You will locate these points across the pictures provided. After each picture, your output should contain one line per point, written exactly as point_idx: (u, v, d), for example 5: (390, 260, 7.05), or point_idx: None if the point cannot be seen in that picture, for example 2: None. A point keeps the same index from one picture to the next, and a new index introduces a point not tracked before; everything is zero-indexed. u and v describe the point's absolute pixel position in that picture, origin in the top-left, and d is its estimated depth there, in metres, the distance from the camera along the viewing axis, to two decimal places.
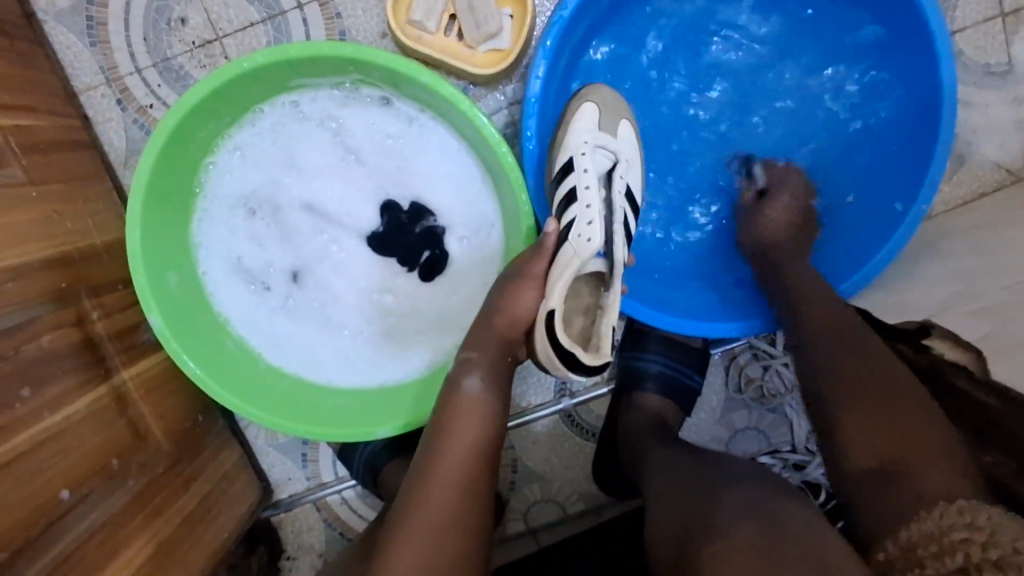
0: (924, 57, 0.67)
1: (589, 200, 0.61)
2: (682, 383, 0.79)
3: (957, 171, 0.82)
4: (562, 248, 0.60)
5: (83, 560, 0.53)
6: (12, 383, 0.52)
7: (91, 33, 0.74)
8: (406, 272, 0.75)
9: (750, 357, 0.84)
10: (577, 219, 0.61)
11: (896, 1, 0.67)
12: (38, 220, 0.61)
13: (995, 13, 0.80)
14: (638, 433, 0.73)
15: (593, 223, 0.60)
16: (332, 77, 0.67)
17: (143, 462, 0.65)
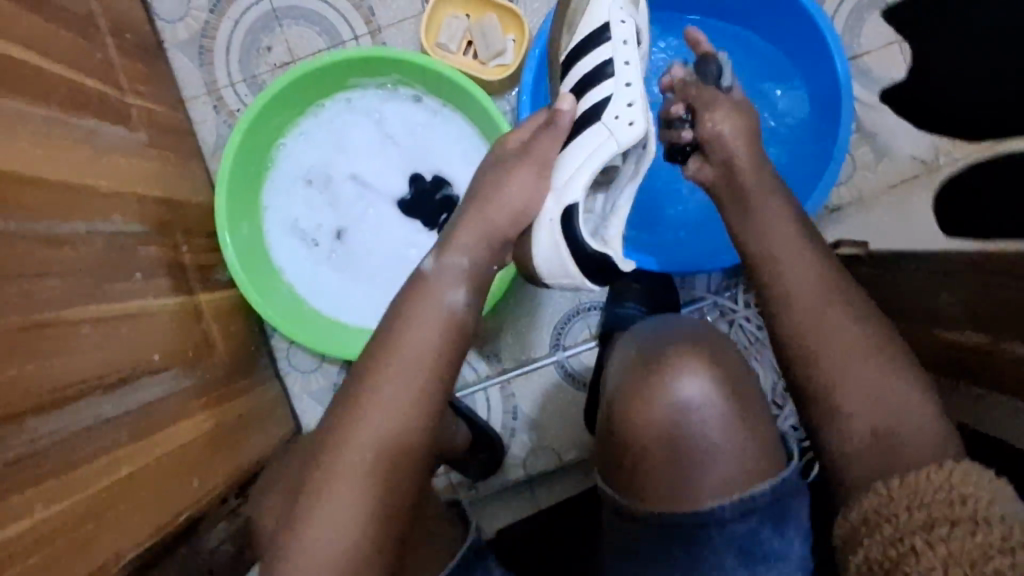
0: (825, 55, 0.86)
1: (625, 88, 0.73)
2: None
3: (880, 162, 0.96)
4: (592, 132, 0.72)
5: (159, 409, 0.69)
6: (125, 273, 0.70)
7: (201, 57, 0.98)
8: (426, 231, 0.94)
9: (717, 313, 0.98)
10: (616, 97, 0.72)
11: (795, 14, 0.88)
12: (153, 171, 0.82)
13: (892, 39, 0.95)
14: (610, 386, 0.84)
15: (631, 110, 0.72)
16: (377, 78, 0.90)
17: (207, 364, 0.81)
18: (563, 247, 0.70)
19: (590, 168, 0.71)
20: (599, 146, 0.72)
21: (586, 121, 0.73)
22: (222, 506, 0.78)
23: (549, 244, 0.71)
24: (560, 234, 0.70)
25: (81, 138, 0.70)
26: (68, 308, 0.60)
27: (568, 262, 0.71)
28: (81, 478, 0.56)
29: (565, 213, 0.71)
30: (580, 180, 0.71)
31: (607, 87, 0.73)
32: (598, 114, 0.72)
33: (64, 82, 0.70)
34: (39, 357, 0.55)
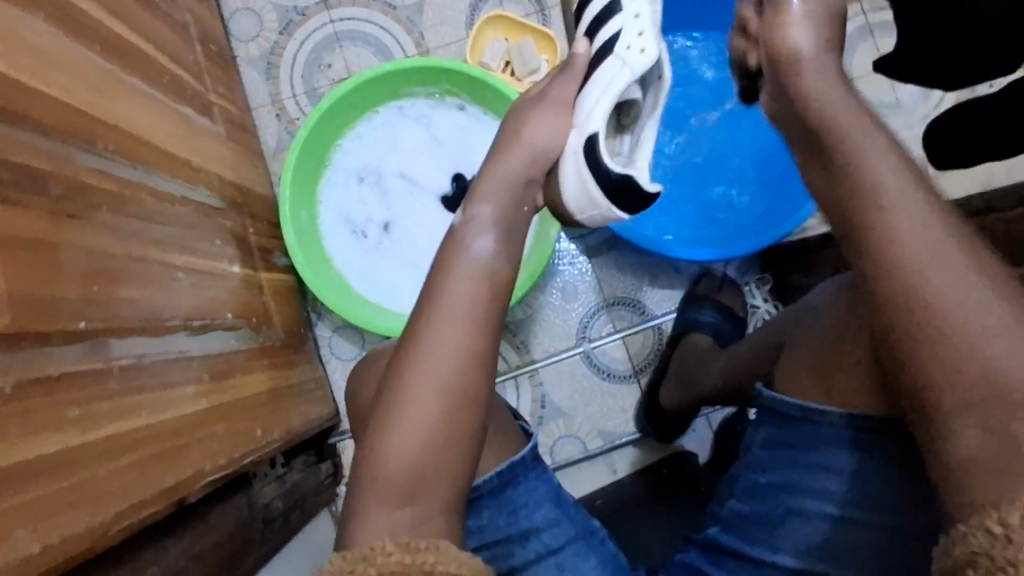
0: None
1: (639, 18, 0.70)
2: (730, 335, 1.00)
3: None
4: (607, 64, 0.69)
5: (231, 360, 0.75)
6: (208, 237, 0.78)
7: (268, 71, 1.09)
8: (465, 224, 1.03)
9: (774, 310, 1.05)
10: (626, 32, 0.70)
11: None
12: (228, 159, 0.91)
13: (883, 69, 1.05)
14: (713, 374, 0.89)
15: (644, 36, 0.69)
16: (429, 87, 1.01)
17: (267, 332, 0.88)
18: (588, 180, 0.68)
19: (609, 99, 0.68)
20: (614, 77, 0.69)
21: (602, 54, 0.70)
22: (271, 471, 0.83)
23: (575, 184, 0.69)
24: (585, 168, 0.68)
25: (178, 118, 0.79)
26: (167, 253, 0.68)
27: (596, 194, 0.68)
28: (172, 399, 0.62)
29: (588, 146, 0.68)
30: (599, 108, 0.68)
31: (618, 20, 0.70)
32: (611, 46, 0.70)
33: (168, 72, 0.80)
34: (146, 287, 0.62)
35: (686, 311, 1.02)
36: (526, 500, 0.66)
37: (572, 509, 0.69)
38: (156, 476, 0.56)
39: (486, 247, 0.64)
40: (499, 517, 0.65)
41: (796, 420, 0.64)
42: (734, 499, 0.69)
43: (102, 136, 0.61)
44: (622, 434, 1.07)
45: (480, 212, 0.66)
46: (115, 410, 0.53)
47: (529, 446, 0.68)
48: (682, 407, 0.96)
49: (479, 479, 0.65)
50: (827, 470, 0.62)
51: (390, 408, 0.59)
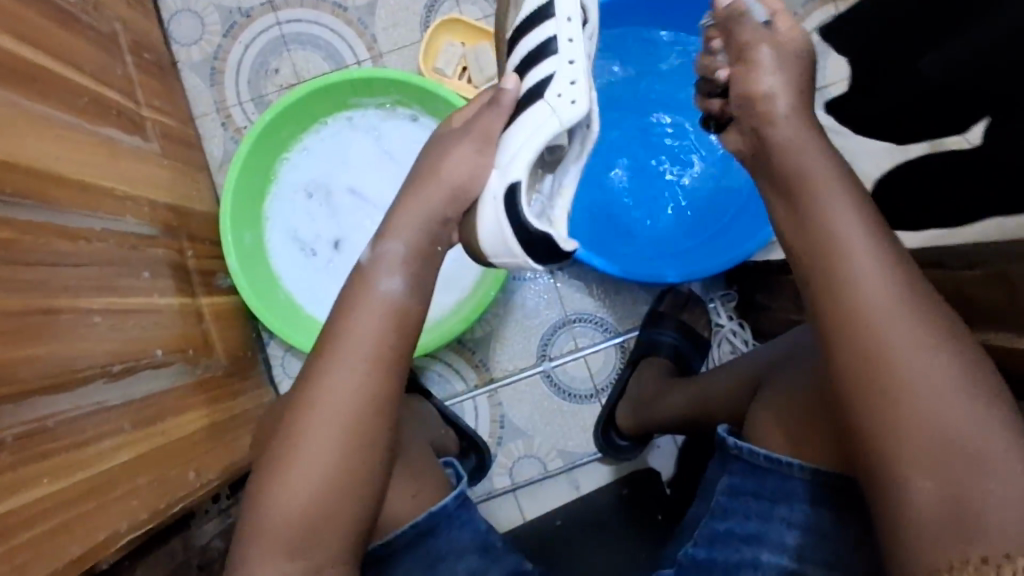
0: None
1: (575, 65, 0.66)
2: (685, 353, 0.99)
3: None
4: (534, 109, 0.66)
5: (161, 401, 0.72)
6: (134, 270, 0.74)
7: (211, 78, 1.04)
8: None
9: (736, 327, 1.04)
10: (560, 77, 0.66)
11: None
12: (163, 179, 0.87)
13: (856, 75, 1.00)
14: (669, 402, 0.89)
15: (576, 84, 0.65)
16: (378, 98, 0.96)
17: (207, 362, 0.84)
18: (505, 224, 0.65)
19: (532, 148, 0.65)
20: (542, 124, 0.65)
21: (531, 98, 0.67)
22: (212, 507, 0.80)
23: (493, 228, 0.66)
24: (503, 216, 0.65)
25: (100, 143, 0.74)
26: (80, 297, 0.63)
27: (511, 239, 0.65)
28: (85, 457, 0.58)
29: (509, 193, 0.65)
30: (522, 156, 0.65)
31: (550, 63, 0.67)
32: (542, 91, 0.66)
33: (87, 92, 0.75)
34: (54, 339, 0.58)
35: (647, 331, 1.00)
36: (445, 553, 0.67)
37: (501, 554, 0.69)
38: (59, 550, 0.53)
39: (395, 289, 0.66)
40: (418, 568, 0.66)
41: (762, 469, 0.61)
42: (689, 543, 0.66)
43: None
44: (583, 454, 1.04)
45: (392, 249, 0.67)
46: (12, 485, 0.50)
47: (452, 496, 0.68)
48: (638, 426, 0.95)
49: (393, 533, 0.65)
50: (782, 522, 0.60)
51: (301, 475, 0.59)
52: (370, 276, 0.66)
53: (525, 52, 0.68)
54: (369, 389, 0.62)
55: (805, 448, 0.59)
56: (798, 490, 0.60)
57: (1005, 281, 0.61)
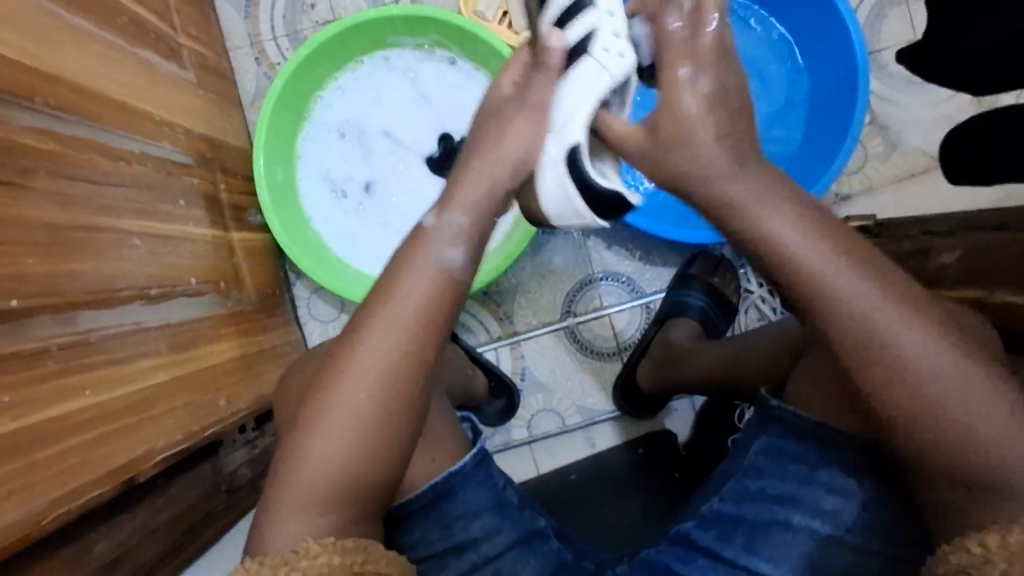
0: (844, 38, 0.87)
1: (615, 13, 0.61)
2: (713, 318, 0.98)
3: (890, 156, 0.96)
4: (582, 65, 0.61)
5: (196, 329, 0.72)
6: (171, 197, 0.74)
7: (247, 10, 1.01)
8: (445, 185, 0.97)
9: (767, 292, 1.03)
10: (601, 31, 0.61)
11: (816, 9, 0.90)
12: (199, 109, 0.86)
13: (910, 36, 0.96)
14: (689, 365, 0.89)
15: (619, 35, 0.61)
16: (417, 38, 0.94)
17: (238, 295, 0.85)
18: (569, 185, 0.61)
19: (587, 102, 0.61)
20: (592, 81, 0.61)
21: (573, 56, 0.62)
22: (240, 437, 0.81)
23: (557, 189, 0.61)
24: (567, 177, 0.61)
25: (139, 65, 0.73)
26: (120, 217, 0.63)
27: (576, 201, 0.61)
28: (126, 374, 0.59)
29: (569, 154, 0.61)
30: (579, 114, 0.61)
31: (590, 16, 0.61)
32: (586, 47, 0.61)
33: (127, 12, 0.73)
34: (96, 256, 0.59)
35: (674, 292, 0.99)
36: (462, 513, 0.64)
37: (517, 512, 0.66)
38: (101, 459, 0.54)
39: (457, 259, 0.58)
40: (433, 530, 0.63)
41: (808, 437, 0.59)
42: (715, 498, 0.64)
43: (43, 92, 0.56)
44: (602, 411, 1.05)
45: (457, 221, 0.59)
46: (60, 391, 0.51)
47: (470, 454, 0.65)
48: (660, 386, 0.95)
49: (411, 493, 0.62)
50: (822, 486, 0.59)
51: (350, 402, 0.54)
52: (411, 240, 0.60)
53: (562, 2, 0.61)
54: (430, 308, 0.56)
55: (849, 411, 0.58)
56: (841, 458, 0.58)
57: None
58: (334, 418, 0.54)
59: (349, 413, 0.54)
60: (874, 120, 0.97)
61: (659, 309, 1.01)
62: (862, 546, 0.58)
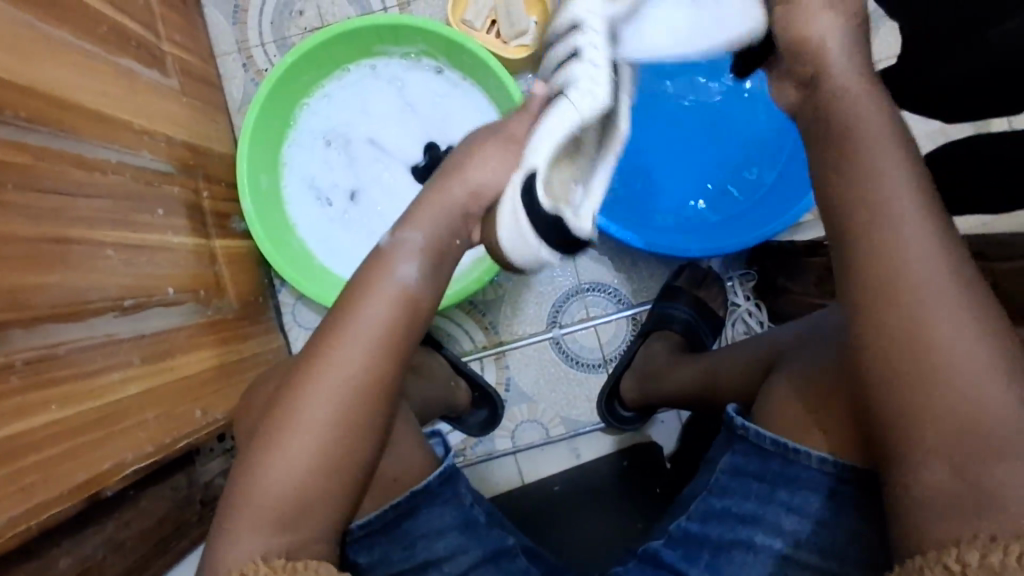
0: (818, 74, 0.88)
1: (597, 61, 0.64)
2: (698, 332, 0.97)
3: None
4: (557, 105, 0.63)
5: (171, 339, 0.72)
6: (149, 206, 0.74)
7: (235, 16, 1.01)
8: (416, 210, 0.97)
9: (755, 308, 1.02)
10: (578, 77, 0.64)
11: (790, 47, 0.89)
12: (182, 116, 0.86)
13: None
14: (668, 381, 0.89)
15: (596, 84, 0.63)
16: (404, 47, 0.94)
17: (219, 303, 0.85)
18: (523, 216, 0.63)
19: (555, 138, 0.62)
20: (563, 121, 0.63)
21: (552, 102, 0.65)
22: (218, 446, 0.81)
23: (513, 222, 0.64)
24: (522, 208, 0.63)
25: (119, 74, 0.73)
26: (94, 229, 0.63)
27: (529, 233, 0.64)
28: (95, 387, 0.59)
29: (527, 180, 0.63)
30: (545, 148, 0.63)
31: (575, 66, 0.64)
32: (565, 90, 0.64)
33: (107, 20, 0.73)
34: (67, 268, 0.58)
35: (659, 304, 0.99)
36: (425, 532, 0.62)
37: (483, 530, 0.64)
38: (65, 475, 0.54)
39: (410, 276, 0.60)
40: (394, 549, 0.61)
41: (768, 453, 0.59)
42: (683, 516, 0.64)
43: (14, 103, 0.56)
44: (586, 423, 1.04)
45: (411, 238, 0.62)
46: (25, 406, 0.51)
47: (436, 472, 0.63)
48: (644, 399, 0.94)
49: (370, 515, 0.60)
50: (781, 506, 0.58)
51: (316, 420, 0.55)
52: (389, 259, 0.61)
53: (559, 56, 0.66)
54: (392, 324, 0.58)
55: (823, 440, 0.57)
56: (802, 475, 0.57)
57: None
58: (299, 438, 0.54)
59: (303, 433, 0.54)
60: None
61: (644, 322, 1.01)
62: (821, 566, 0.56)
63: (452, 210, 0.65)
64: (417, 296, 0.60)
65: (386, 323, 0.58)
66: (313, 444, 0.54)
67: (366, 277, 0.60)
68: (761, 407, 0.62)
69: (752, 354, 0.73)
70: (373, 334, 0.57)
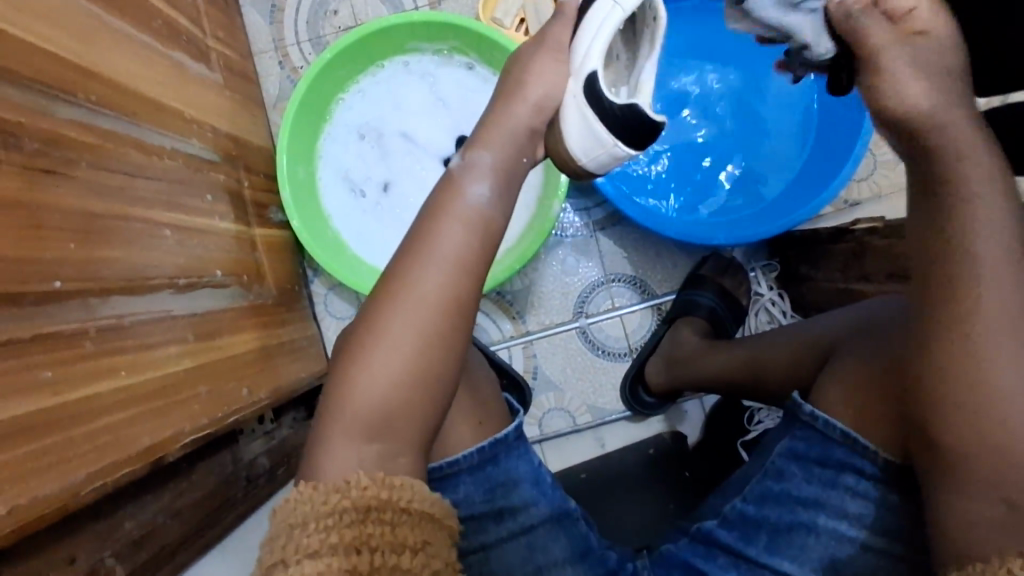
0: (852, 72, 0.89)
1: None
2: (722, 317, 0.99)
3: None
4: (597, 6, 0.66)
5: (220, 321, 0.75)
6: (199, 192, 0.77)
7: (272, 15, 1.05)
8: None
9: (777, 296, 1.04)
10: None
11: None
12: (225, 109, 0.89)
13: None
14: (705, 358, 0.90)
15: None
16: (436, 43, 0.97)
17: (259, 289, 0.87)
18: (591, 118, 0.66)
19: (603, 36, 0.65)
20: (605, 19, 0.65)
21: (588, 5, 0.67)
22: (258, 427, 0.85)
23: (580, 124, 0.67)
24: (586, 105, 0.66)
25: (171, 66, 0.76)
26: (152, 210, 0.66)
27: (601, 130, 0.67)
28: (155, 359, 0.61)
29: (588, 85, 0.66)
30: (595, 47, 0.65)
31: None
32: None
33: (160, 14, 0.76)
34: (128, 245, 0.61)
35: (685, 291, 1.01)
36: (504, 480, 0.67)
37: (551, 488, 0.69)
38: (132, 439, 0.56)
39: (483, 195, 0.62)
40: (477, 492, 0.66)
41: (834, 442, 0.60)
42: (738, 498, 0.66)
43: (84, 87, 0.59)
44: (612, 411, 1.06)
45: (481, 158, 0.64)
46: (98, 369, 0.53)
47: (514, 425, 0.69)
48: (669, 383, 0.96)
49: (459, 454, 0.66)
50: (845, 490, 0.60)
51: (414, 339, 0.57)
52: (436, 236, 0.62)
53: None
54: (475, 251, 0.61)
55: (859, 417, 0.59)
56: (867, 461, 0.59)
57: None
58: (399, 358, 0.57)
59: (387, 366, 0.57)
60: None
61: (670, 309, 1.03)
62: (876, 546, 0.59)
63: (521, 133, 0.66)
64: (490, 216, 0.62)
65: (469, 247, 0.60)
66: (407, 356, 0.57)
67: (440, 207, 0.62)
68: (817, 390, 0.63)
69: (794, 340, 0.74)
70: (457, 255, 0.60)
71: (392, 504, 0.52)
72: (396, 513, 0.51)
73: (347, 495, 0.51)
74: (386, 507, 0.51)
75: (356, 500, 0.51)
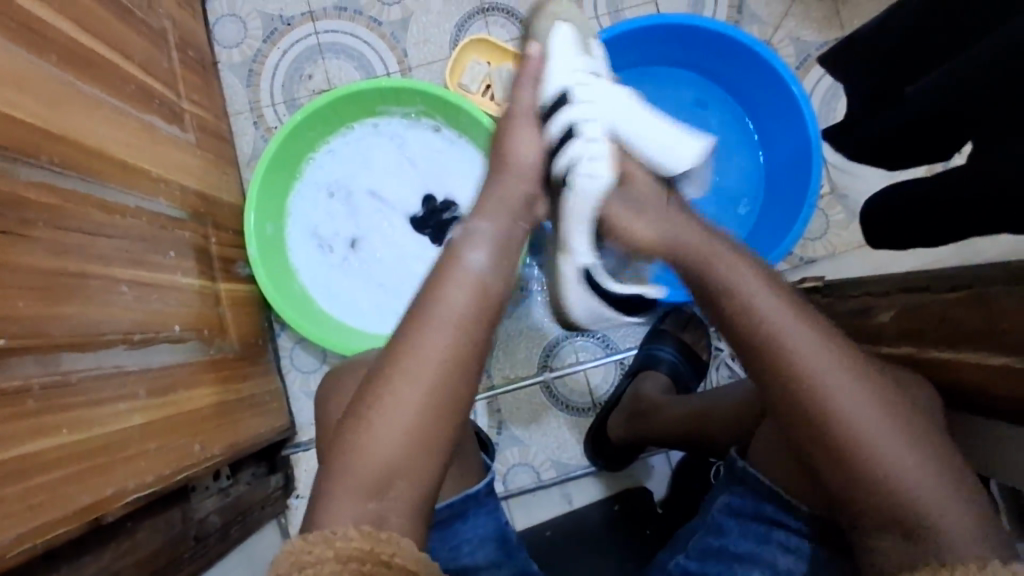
0: (798, 141, 0.95)
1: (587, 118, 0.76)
2: (684, 371, 1.00)
3: (850, 222, 1.02)
4: (569, 199, 0.76)
5: (175, 375, 0.75)
6: (162, 248, 0.78)
7: (249, 79, 1.09)
8: (421, 259, 1.03)
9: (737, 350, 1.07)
10: (581, 159, 0.75)
11: (789, 119, 0.97)
12: (196, 168, 0.91)
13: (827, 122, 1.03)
14: (678, 428, 0.85)
15: (597, 158, 0.75)
16: (404, 107, 1.01)
17: (220, 343, 0.88)
18: (594, 304, 0.87)
19: (583, 224, 0.78)
20: (576, 207, 0.76)
21: (560, 189, 0.76)
22: (213, 484, 0.84)
23: (585, 302, 0.86)
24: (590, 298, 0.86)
25: (142, 128, 0.79)
26: (110, 267, 0.67)
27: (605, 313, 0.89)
28: (106, 415, 0.62)
29: (585, 271, 0.83)
30: (580, 236, 0.79)
31: (575, 145, 0.75)
32: (569, 179, 0.75)
33: (135, 81, 0.80)
34: (83, 301, 0.62)
35: (647, 346, 1.03)
36: (472, 536, 0.67)
37: (517, 549, 0.69)
38: (71, 497, 0.56)
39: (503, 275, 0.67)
40: (442, 548, 0.66)
41: (765, 499, 0.61)
42: (681, 554, 0.65)
43: (48, 150, 0.61)
44: (577, 466, 1.05)
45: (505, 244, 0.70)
46: (38, 428, 0.54)
47: (485, 481, 0.69)
48: (629, 435, 0.95)
49: (452, 498, 0.67)
50: (780, 547, 0.60)
51: (372, 396, 0.59)
52: None
53: (555, 136, 0.75)
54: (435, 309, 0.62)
55: (789, 475, 0.60)
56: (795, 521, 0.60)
57: (984, 303, 0.56)
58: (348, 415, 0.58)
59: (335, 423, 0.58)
60: (833, 190, 1.03)
61: (632, 363, 1.04)
62: None
63: None
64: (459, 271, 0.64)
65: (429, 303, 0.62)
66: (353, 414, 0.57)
67: None
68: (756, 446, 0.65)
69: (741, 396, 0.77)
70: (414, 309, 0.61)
71: (374, 557, 0.50)
72: (377, 566, 0.50)
73: (331, 546, 0.51)
74: (368, 558, 0.50)
75: (337, 551, 0.50)
